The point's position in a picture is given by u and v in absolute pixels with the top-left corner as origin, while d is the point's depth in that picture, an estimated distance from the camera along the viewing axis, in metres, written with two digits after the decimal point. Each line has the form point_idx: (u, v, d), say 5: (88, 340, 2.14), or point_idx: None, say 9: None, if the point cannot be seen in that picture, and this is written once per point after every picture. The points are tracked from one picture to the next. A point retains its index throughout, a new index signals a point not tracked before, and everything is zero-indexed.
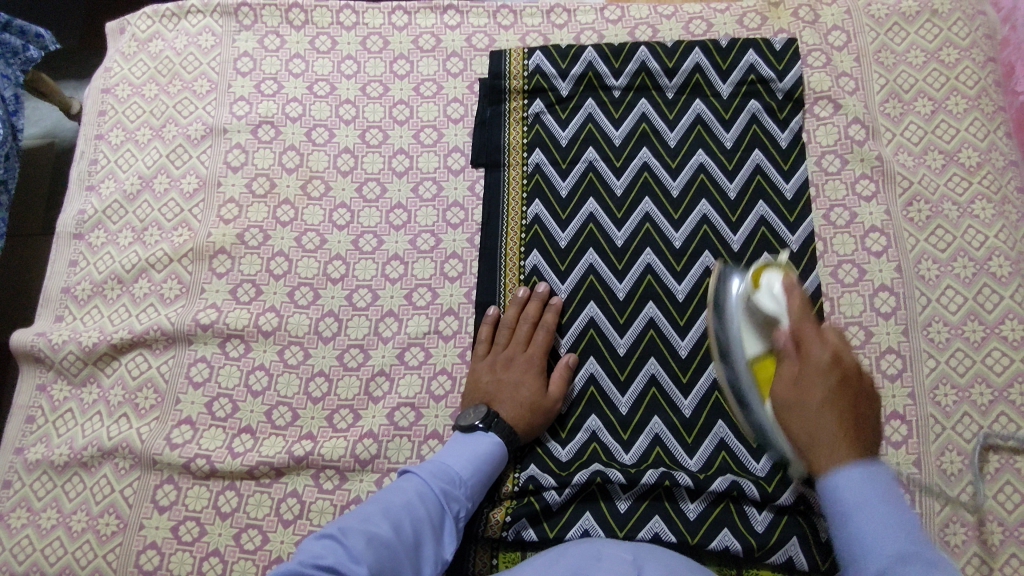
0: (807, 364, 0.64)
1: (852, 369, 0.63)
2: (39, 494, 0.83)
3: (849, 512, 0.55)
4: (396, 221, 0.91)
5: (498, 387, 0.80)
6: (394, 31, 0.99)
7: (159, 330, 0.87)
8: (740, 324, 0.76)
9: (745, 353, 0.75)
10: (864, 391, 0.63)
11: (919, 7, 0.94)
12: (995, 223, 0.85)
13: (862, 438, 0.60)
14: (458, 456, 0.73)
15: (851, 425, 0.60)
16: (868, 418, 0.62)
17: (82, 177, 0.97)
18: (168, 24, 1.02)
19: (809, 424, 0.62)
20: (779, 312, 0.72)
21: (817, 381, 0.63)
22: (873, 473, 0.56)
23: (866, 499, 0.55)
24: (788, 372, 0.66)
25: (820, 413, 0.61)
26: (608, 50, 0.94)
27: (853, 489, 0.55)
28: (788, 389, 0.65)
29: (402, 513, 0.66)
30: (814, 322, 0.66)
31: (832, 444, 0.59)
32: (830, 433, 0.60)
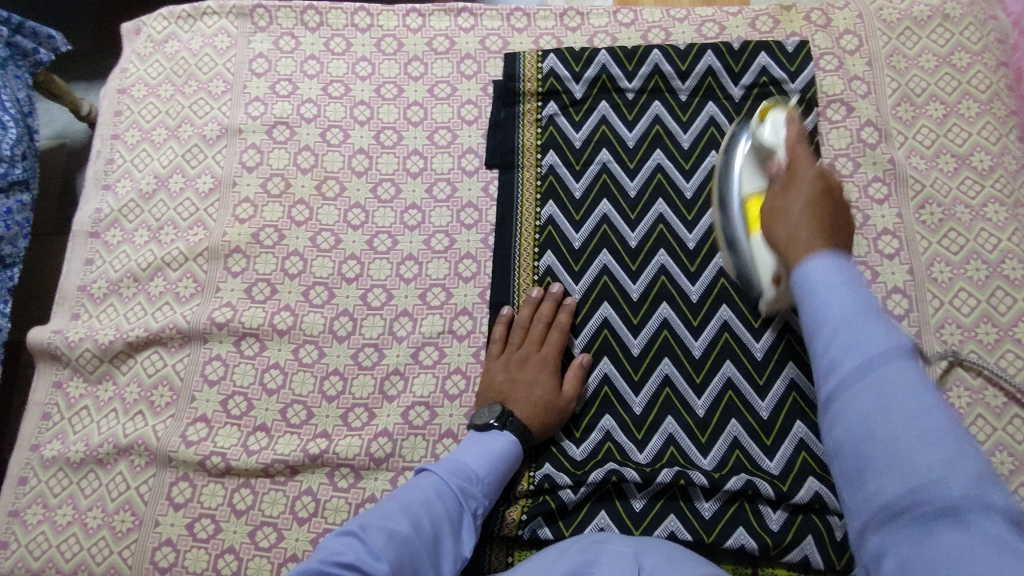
0: (791, 183, 0.60)
1: (837, 188, 0.59)
2: (55, 491, 0.84)
3: (812, 292, 0.46)
4: (410, 222, 0.92)
5: (512, 386, 0.80)
6: (409, 33, 1.00)
7: (174, 329, 0.88)
8: (742, 166, 0.79)
9: (743, 190, 0.77)
10: (843, 206, 0.58)
11: (931, 11, 0.95)
12: (1008, 226, 0.85)
13: (836, 235, 0.54)
14: (474, 454, 0.74)
15: (828, 224, 0.54)
16: (844, 225, 0.56)
17: (98, 176, 0.97)
18: (184, 25, 1.03)
19: (800, 259, 0.53)
20: (776, 142, 0.73)
21: (795, 190, 0.59)
22: (855, 274, 0.46)
23: (830, 277, 0.45)
24: (773, 224, 0.59)
25: (798, 215, 0.56)
26: (621, 52, 0.94)
27: (823, 271, 0.46)
28: (767, 215, 0.61)
29: (421, 510, 0.66)
30: (806, 145, 0.65)
31: (806, 235, 0.53)
32: (809, 226, 0.54)
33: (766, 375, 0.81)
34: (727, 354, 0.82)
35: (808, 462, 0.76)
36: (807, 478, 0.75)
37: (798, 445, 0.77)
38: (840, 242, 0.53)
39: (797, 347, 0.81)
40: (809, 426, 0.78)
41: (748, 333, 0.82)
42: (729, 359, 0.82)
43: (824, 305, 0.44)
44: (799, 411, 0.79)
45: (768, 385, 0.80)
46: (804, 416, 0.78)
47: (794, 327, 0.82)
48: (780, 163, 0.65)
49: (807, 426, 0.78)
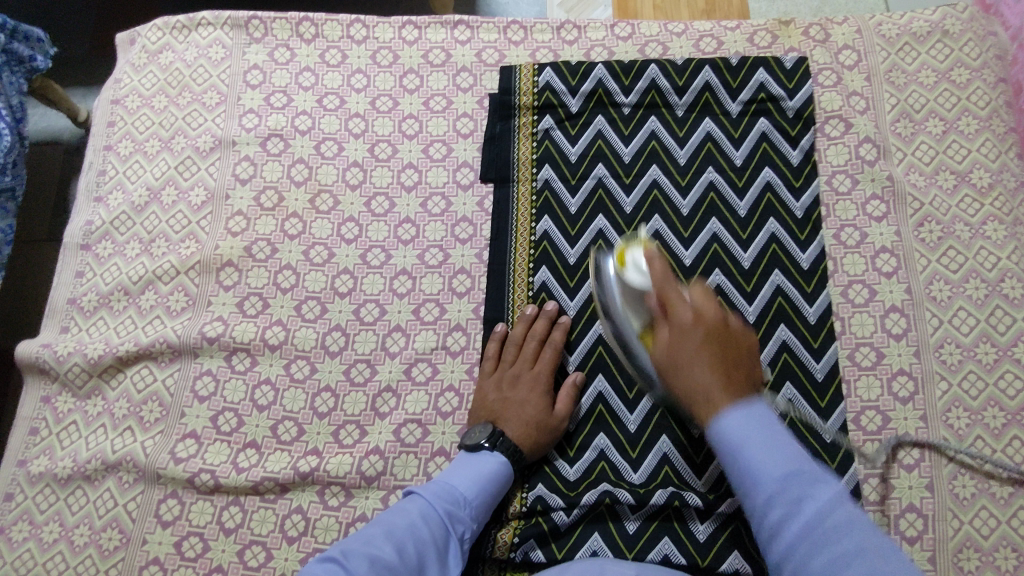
0: (676, 328, 0.63)
1: (716, 318, 0.61)
2: (41, 508, 0.83)
3: (737, 448, 0.54)
4: (404, 236, 0.91)
5: (504, 405, 0.79)
6: (405, 45, 1.00)
7: (164, 343, 0.87)
8: (620, 303, 0.74)
9: (635, 328, 0.73)
10: (737, 338, 0.62)
11: (930, 27, 0.94)
12: (1007, 245, 0.84)
13: (738, 378, 0.59)
14: (462, 476, 0.73)
15: (725, 368, 0.59)
16: (743, 364, 0.60)
17: (90, 188, 0.96)
18: (178, 36, 1.02)
19: (687, 367, 0.60)
20: (651, 286, 0.71)
21: (684, 345, 0.61)
22: (753, 414, 0.55)
23: (747, 427, 0.54)
24: (663, 338, 0.64)
25: (691, 368, 0.60)
26: (618, 67, 0.94)
27: (738, 429, 0.55)
28: (666, 352, 0.63)
29: (406, 535, 0.65)
30: (674, 287, 0.65)
31: (709, 394, 0.58)
32: (710, 381, 0.58)
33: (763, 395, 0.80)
34: None
35: None
36: None
37: None
38: (740, 384, 0.58)
39: (793, 368, 0.81)
40: (806, 449, 0.78)
41: None
42: None
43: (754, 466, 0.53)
44: (796, 434, 0.79)
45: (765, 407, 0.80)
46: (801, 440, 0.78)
47: (790, 346, 0.82)
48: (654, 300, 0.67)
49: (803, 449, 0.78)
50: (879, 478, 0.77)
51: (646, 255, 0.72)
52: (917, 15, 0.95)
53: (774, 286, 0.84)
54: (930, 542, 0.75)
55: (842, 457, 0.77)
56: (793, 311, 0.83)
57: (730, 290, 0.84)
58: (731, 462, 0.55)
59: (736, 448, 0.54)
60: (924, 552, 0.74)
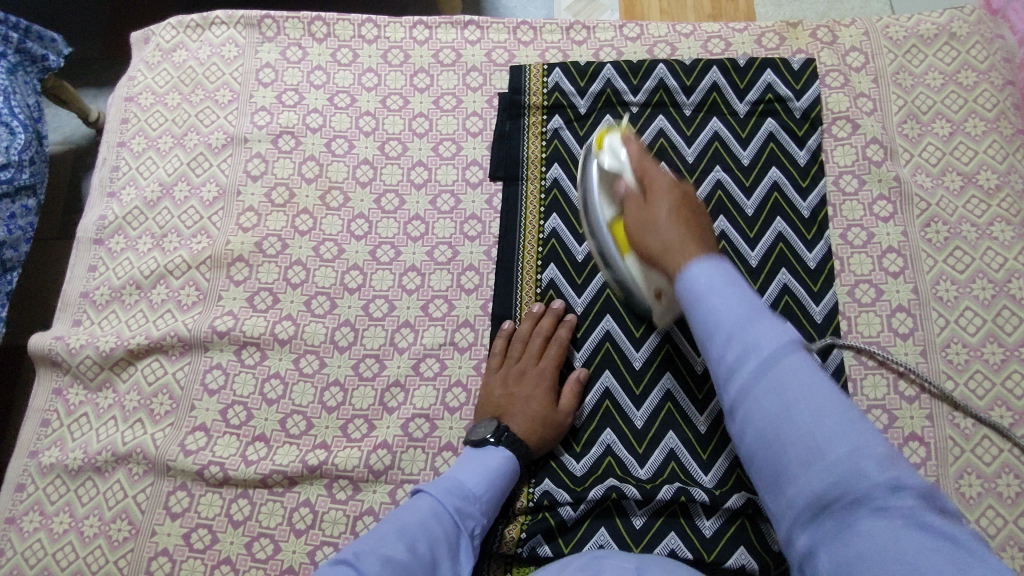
0: (653, 192, 0.71)
1: (689, 195, 0.70)
2: (52, 498, 0.83)
3: (704, 293, 0.56)
4: (413, 233, 0.92)
5: (510, 400, 0.80)
6: (416, 45, 1.01)
7: (175, 337, 0.87)
8: (598, 192, 0.79)
9: (607, 215, 0.78)
10: (701, 211, 0.69)
11: (937, 29, 0.94)
12: (1014, 245, 0.84)
13: (698, 226, 0.66)
14: (469, 472, 0.73)
15: (692, 223, 0.66)
16: (706, 226, 0.67)
17: (104, 184, 0.98)
18: (192, 34, 1.03)
19: (654, 224, 0.68)
20: (622, 167, 0.76)
21: (659, 205, 0.69)
22: (729, 276, 0.56)
23: (765, 370, 0.50)
24: (636, 217, 0.71)
25: (664, 225, 0.66)
26: (626, 67, 0.95)
27: (701, 277, 0.57)
28: (639, 210, 0.71)
29: (418, 532, 0.65)
30: (652, 163, 0.73)
31: (684, 243, 0.63)
32: (679, 234, 0.64)
33: None
34: None
35: None
36: None
37: None
38: (705, 240, 0.64)
39: None
40: None
41: None
42: None
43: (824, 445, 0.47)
44: None
45: None
46: None
47: None
48: (631, 182, 0.74)
49: None
50: None
51: (622, 139, 0.78)
52: (925, 18, 0.96)
53: (781, 285, 0.84)
54: None
55: None
56: (800, 309, 0.84)
57: None
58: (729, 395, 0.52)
59: (741, 352, 0.52)
60: None
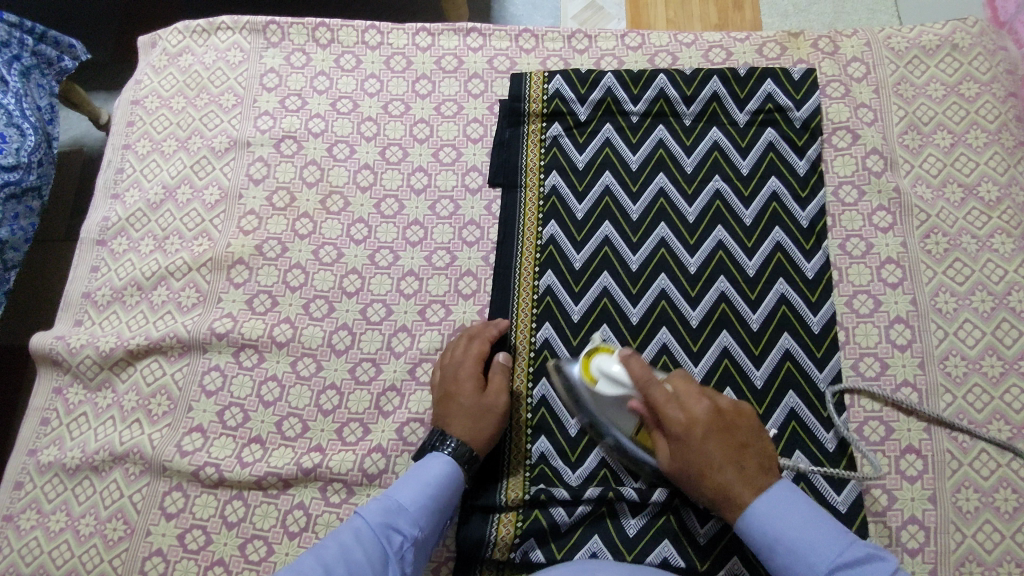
0: (688, 424, 0.70)
1: (725, 413, 0.71)
2: (49, 497, 0.84)
3: (775, 538, 0.65)
4: (412, 238, 0.92)
5: (448, 405, 0.78)
6: (418, 52, 1.01)
7: (174, 338, 0.88)
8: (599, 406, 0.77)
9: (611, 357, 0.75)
10: (741, 412, 0.72)
11: (939, 40, 0.94)
12: (1015, 258, 0.84)
13: (749, 460, 0.69)
14: (401, 487, 0.72)
15: (736, 461, 0.69)
16: (748, 442, 0.70)
17: (108, 186, 0.99)
18: (198, 39, 1.04)
19: (698, 454, 0.69)
20: (625, 389, 0.73)
21: (704, 446, 0.69)
22: (774, 502, 0.66)
23: (778, 507, 0.66)
24: (666, 451, 0.72)
25: (719, 465, 0.69)
26: (627, 76, 0.95)
27: (769, 505, 0.66)
28: (699, 477, 0.69)
29: (336, 558, 0.65)
30: (676, 400, 0.71)
31: (731, 502, 0.68)
32: (727, 475, 0.68)
33: (765, 404, 0.80)
34: (727, 381, 0.81)
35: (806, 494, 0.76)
36: None
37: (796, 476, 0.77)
38: (743, 464, 0.69)
39: (797, 377, 0.81)
40: (808, 457, 0.78)
41: (748, 359, 0.82)
42: (729, 386, 0.81)
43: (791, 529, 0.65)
44: (799, 442, 0.79)
45: (768, 414, 0.80)
46: (804, 448, 0.78)
47: (794, 355, 0.82)
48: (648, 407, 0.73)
49: (806, 457, 0.78)
50: (882, 488, 0.77)
51: (615, 360, 0.73)
52: (927, 29, 0.95)
53: (778, 295, 0.84)
54: (932, 554, 0.74)
55: (845, 467, 0.77)
56: (797, 320, 0.83)
57: (735, 297, 0.84)
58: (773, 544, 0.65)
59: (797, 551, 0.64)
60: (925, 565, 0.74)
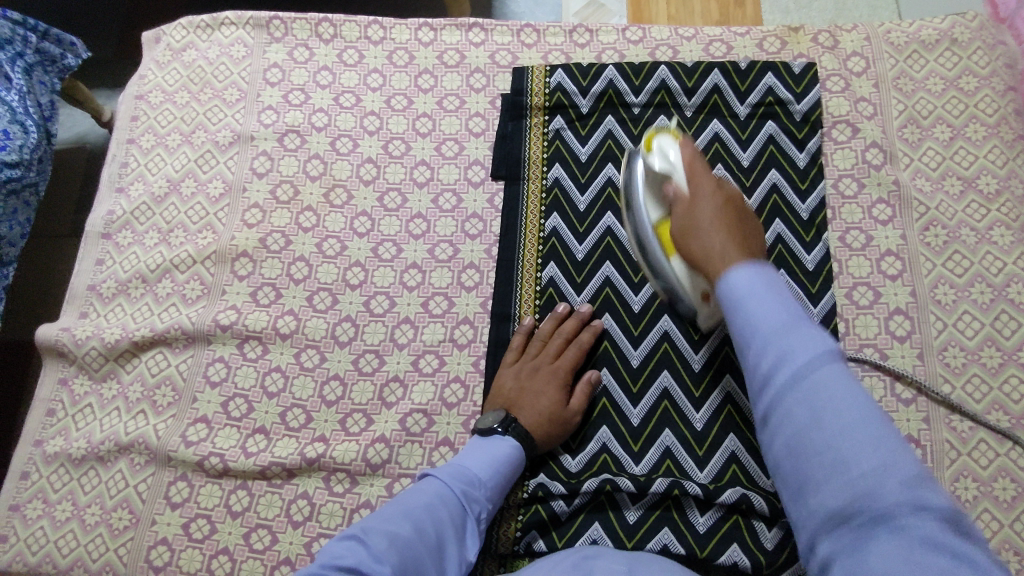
0: (695, 198, 0.71)
1: (734, 199, 0.71)
2: (55, 487, 0.85)
3: (742, 298, 0.55)
4: (415, 230, 0.93)
5: (520, 394, 0.80)
6: (420, 47, 1.02)
7: (179, 330, 0.89)
8: (644, 197, 0.80)
9: (651, 217, 0.79)
10: (749, 218, 0.70)
11: (938, 35, 0.95)
12: (1014, 250, 0.84)
13: (748, 242, 0.65)
14: (477, 459, 0.73)
15: (740, 233, 0.66)
16: (751, 234, 0.67)
17: (112, 179, 0.99)
18: (202, 35, 1.05)
19: (692, 212, 0.70)
20: (672, 168, 0.76)
21: (706, 207, 0.69)
22: (773, 283, 0.56)
23: (751, 290, 0.55)
24: (681, 216, 0.72)
25: (715, 229, 0.66)
26: (629, 68, 0.95)
27: (746, 281, 0.56)
28: (684, 220, 0.71)
29: (424, 514, 0.66)
30: (701, 162, 0.74)
31: (724, 252, 0.62)
32: (724, 243, 0.64)
33: None
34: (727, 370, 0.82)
35: None
36: None
37: None
38: (750, 247, 0.65)
39: None
40: None
41: None
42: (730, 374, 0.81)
43: (759, 316, 0.53)
44: None
45: None
46: None
47: None
48: (679, 185, 0.74)
49: None
50: None
51: (674, 143, 0.77)
52: (926, 23, 0.96)
53: None
54: None
55: None
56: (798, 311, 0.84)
57: None
58: (735, 307, 0.55)
59: (767, 332, 0.52)
60: None
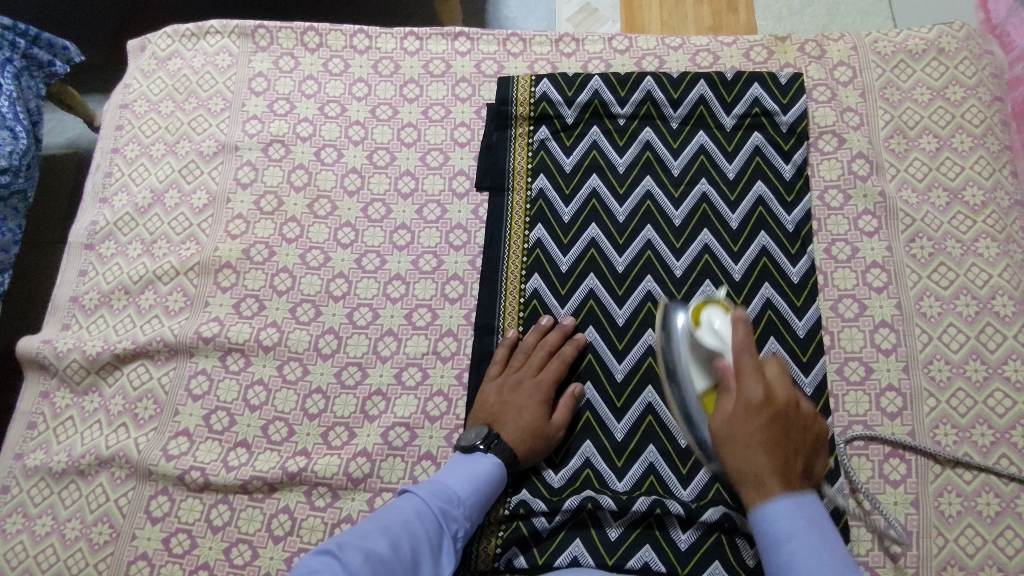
0: (741, 400, 0.63)
1: (783, 404, 0.62)
2: (36, 501, 0.84)
3: (784, 539, 0.56)
4: (399, 242, 0.92)
5: (502, 409, 0.80)
6: (406, 56, 1.02)
7: (161, 342, 0.88)
8: (686, 356, 0.74)
9: (695, 387, 0.73)
10: (800, 411, 0.63)
11: (925, 45, 0.94)
12: (999, 262, 0.84)
13: (792, 471, 0.60)
14: (457, 476, 0.73)
15: (781, 453, 0.60)
16: (799, 452, 0.61)
17: (96, 189, 0.99)
18: (187, 43, 1.05)
19: (738, 429, 0.62)
20: (723, 348, 0.70)
21: (749, 423, 0.61)
22: (801, 500, 0.57)
23: (791, 527, 0.56)
24: (725, 407, 0.65)
25: (751, 452, 0.60)
26: (614, 79, 0.95)
27: (782, 520, 0.56)
28: (724, 424, 0.63)
29: (401, 530, 0.65)
30: (750, 352, 0.63)
31: (759, 480, 0.59)
32: (760, 459, 0.60)
33: None
34: None
35: None
36: None
37: None
38: (792, 475, 0.59)
39: None
40: None
41: None
42: None
43: (791, 563, 0.54)
44: None
45: None
46: None
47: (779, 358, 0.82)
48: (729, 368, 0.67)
49: None
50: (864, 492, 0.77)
51: (725, 319, 0.72)
52: (913, 33, 0.96)
53: (763, 299, 0.84)
54: (914, 559, 0.74)
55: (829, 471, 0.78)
56: (783, 324, 0.83)
57: None
58: (772, 552, 0.56)
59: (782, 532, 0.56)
60: (907, 569, 0.74)
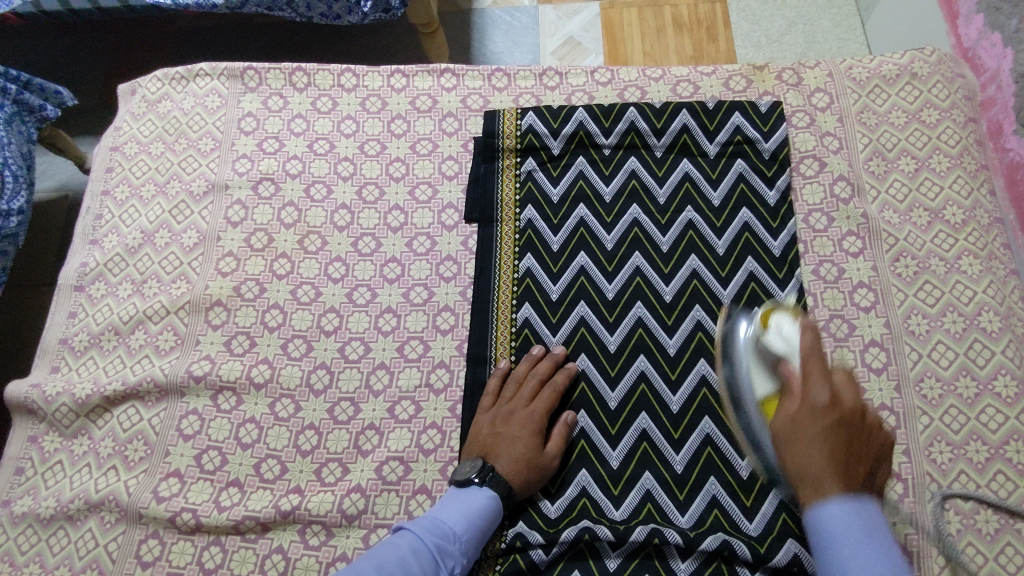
0: (806, 403, 0.62)
1: (851, 407, 0.61)
2: (23, 549, 0.83)
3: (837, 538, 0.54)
4: (390, 275, 0.93)
5: (495, 440, 0.79)
6: (393, 93, 1.03)
7: (151, 382, 0.88)
8: (749, 367, 0.74)
9: (755, 393, 0.73)
10: (863, 434, 0.61)
11: (898, 70, 0.97)
12: (983, 279, 0.85)
13: (855, 477, 0.57)
14: (452, 511, 0.72)
15: (843, 459, 0.58)
16: (864, 460, 0.59)
17: (86, 232, 0.99)
18: (177, 86, 1.06)
19: (800, 446, 0.60)
20: (790, 350, 0.70)
21: (815, 423, 0.60)
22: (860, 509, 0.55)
23: (849, 532, 0.54)
24: (786, 412, 0.63)
25: (811, 447, 0.59)
26: (598, 110, 0.97)
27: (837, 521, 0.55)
28: (785, 429, 0.62)
29: (395, 569, 0.65)
30: (820, 360, 0.64)
31: (819, 482, 0.57)
32: (823, 471, 0.57)
33: None
34: (705, 410, 0.81)
35: (788, 524, 0.75)
36: (786, 539, 0.74)
37: (777, 506, 0.76)
38: (854, 474, 0.58)
39: None
40: None
41: None
42: (707, 415, 0.81)
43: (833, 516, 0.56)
44: None
45: None
46: None
47: None
48: (794, 373, 0.66)
49: None
50: None
51: (792, 323, 0.72)
52: (886, 59, 0.98)
53: None
54: None
55: None
56: None
57: (711, 326, 0.85)
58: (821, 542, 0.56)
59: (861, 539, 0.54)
60: None
